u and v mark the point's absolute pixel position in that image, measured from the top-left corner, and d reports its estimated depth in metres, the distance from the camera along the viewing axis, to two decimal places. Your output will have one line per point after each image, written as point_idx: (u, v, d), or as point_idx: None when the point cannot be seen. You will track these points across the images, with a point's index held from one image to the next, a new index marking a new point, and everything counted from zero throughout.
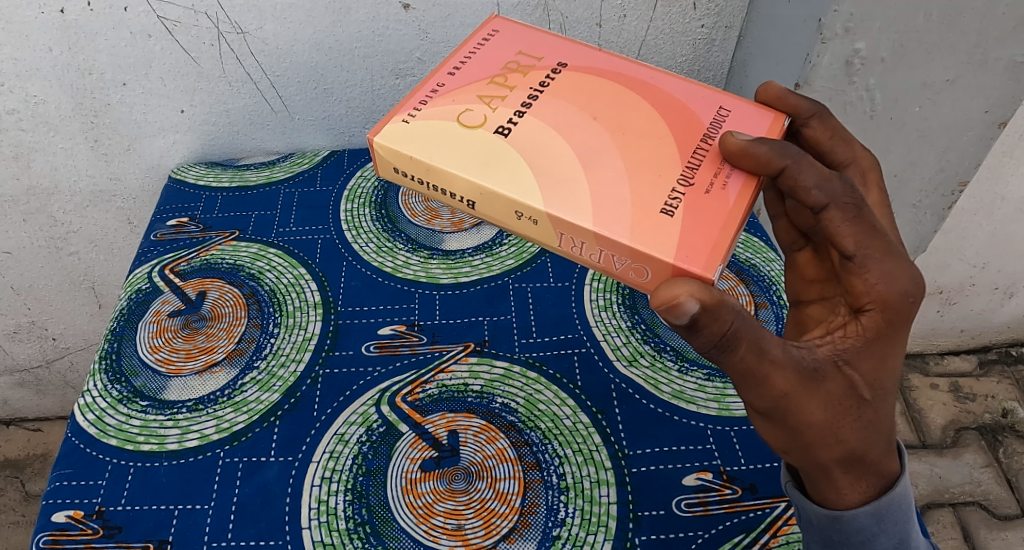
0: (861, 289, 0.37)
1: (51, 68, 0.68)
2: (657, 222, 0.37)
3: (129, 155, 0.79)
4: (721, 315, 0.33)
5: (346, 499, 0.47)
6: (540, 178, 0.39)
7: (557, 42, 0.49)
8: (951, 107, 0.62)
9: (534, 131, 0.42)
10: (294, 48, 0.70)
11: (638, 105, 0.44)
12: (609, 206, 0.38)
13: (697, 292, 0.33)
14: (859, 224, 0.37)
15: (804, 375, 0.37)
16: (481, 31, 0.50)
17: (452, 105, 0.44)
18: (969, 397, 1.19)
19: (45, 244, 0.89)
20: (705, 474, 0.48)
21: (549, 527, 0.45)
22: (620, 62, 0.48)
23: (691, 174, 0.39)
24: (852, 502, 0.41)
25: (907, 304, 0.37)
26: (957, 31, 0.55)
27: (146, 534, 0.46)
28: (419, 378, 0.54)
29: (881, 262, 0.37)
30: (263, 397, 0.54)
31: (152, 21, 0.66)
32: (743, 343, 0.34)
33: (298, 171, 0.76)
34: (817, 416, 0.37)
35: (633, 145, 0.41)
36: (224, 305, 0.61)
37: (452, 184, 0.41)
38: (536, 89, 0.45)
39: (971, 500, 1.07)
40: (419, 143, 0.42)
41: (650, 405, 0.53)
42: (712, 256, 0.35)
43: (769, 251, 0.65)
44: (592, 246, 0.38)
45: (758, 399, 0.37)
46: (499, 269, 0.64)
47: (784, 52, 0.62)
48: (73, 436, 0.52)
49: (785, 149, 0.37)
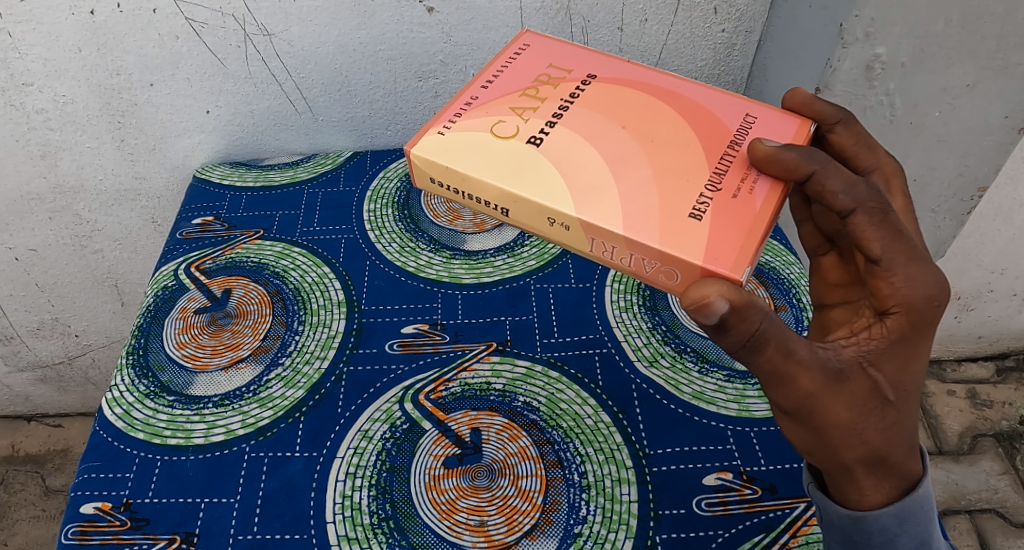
0: (886, 292, 0.38)
1: (79, 68, 0.70)
2: (686, 226, 0.37)
3: (154, 154, 0.80)
4: (750, 316, 0.34)
5: (370, 494, 0.48)
6: (570, 185, 0.40)
7: (585, 54, 0.50)
8: (970, 112, 0.62)
9: (565, 141, 0.42)
10: (319, 50, 0.71)
11: (666, 113, 0.44)
12: (639, 212, 0.38)
13: (726, 292, 0.33)
14: (885, 227, 0.37)
15: (829, 377, 0.37)
16: (511, 46, 0.51)
17: (485, 117, 0.45)
18: (986, 403, 1.19)
19: (70, 242, 0.90)
20: (724, 474, 0.48)
21: (570, 524, 0.46)
22: (647, 72, 0.48)
23: (719, 179, 0.40)
24: (874, 503, 0.41)
25: (932, 308, 0.37)
26: (978, 36, 0.55)
27: (172, 526, 0.47)
28: (442, 376, 0.55)
29: (906, 266, 0.37)
30: (287, 393, 0.54)
31: (180, 23, 0.67)
32: (770, 344, 0.35)
33: (321, 172, 0.77)
34: (842, 416, 0.38)
35: (661, 152, 0.41)
36: (250, 302, 0.61)
37: (484, 191, 0.42)
38: (567, 100, 0.45)
39: (987, 507, 1.07)
40: (452, 152, 0.43)
41: (670, 404, 0.53)
42: (741, 258, 0.36)
43: (790, 254, 0.65)
44: (623, 250, 0.39)
45: (784, 399, 0.37)
46: (521, 269, 0.64)
47: (805, 56, 0.62)
48: (102, 429, 0.53)
49: (811, 155, 0.38)
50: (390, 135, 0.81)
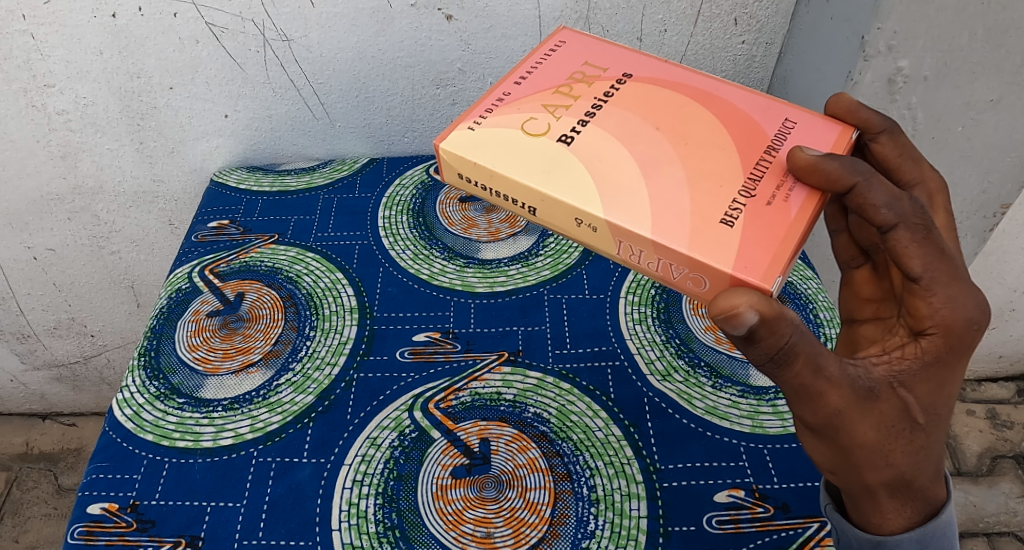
0: (925, 312, 0.37)
1: (101, 71, 0.71)
2: (718, 232, 0.37)
3: (172, 157, 0.81)
4: (780, 329, 0.33)
5: (377, 503, 0.47)
6: (600, 187, 0.40)
7: (621, 53, 0.49)
8: (995, 128, 0.61)
9: (598, 140, 0.42)
10: (338, 57, 0.71)
11: (703, 116, 0.43)
12: (670, 215, 0.38)
13: (756, 302, 0.32)
14: (928, 245, 0.36)
15: (859, 394, 0.36)
16: (548, 42, 0.51)
17: (517, 113, 0.45)
18: (1006, 424, 1.16)
19: (87, 242, 0.91)
20: (736, 491, 0.47)
21: (578, 539, 0.45)
22: (683, 72, 0.48)
23: (753, 185, 0.39)
24: (895, 527, 0.40)
25: (971, 332, 0.36)
26: (1003, 51, 0.54)
27: (178, 529, 0.47)
28: (453, 385, 0.54)
29: (947, 286, 0.36)
30: (297, 398, 0.54)
31: (200, 27, 0.68)
32: (800, 357, 0.34)
33: (337, 178, 0.77)
34: (869, 436, 0.37)
35: (696, 156, 0.41)
36: (262, 307, 0.62)
37: (514, 189, 0.41)
38: (601, 99, 0.45)
39: (1006, 531, 1.04)
40: (482, 149, 0.43)
41: (682, 419, 0.52)
42: (773, 267, 0.35)
43: (807, 270, 0.64)
44: (650, 254, 0.38)
45: (810, 414, 0.36)
46: (535, 279, 0.64)
47: (826, 69, 0.62)
48: (112, 430, 0.53)
49: (855, 166, 0.36)
50: (407, 142, 0.81)
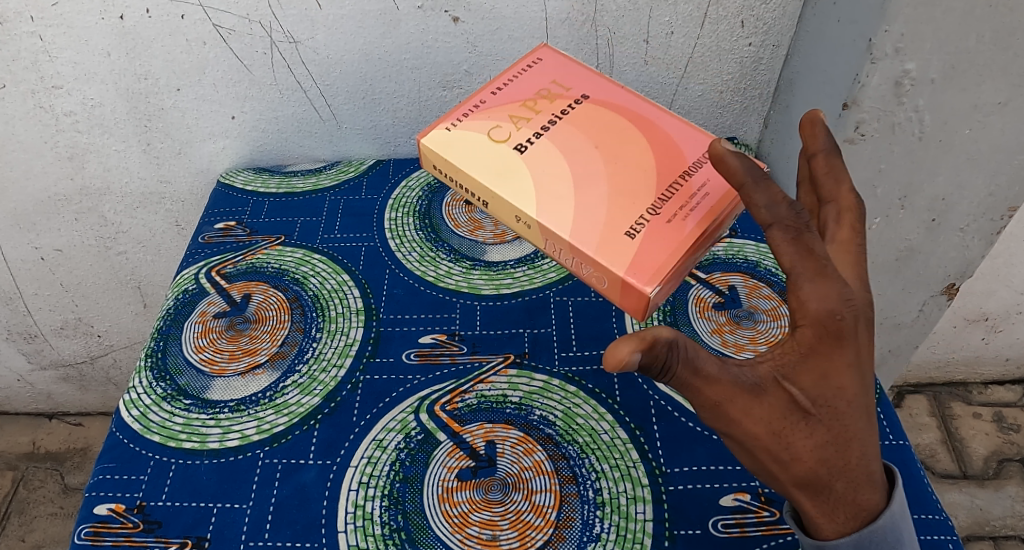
0: (794, 308, 0.37)
1: (108, 72, 0.71)
2: (620, 242, 0.41)
3: (179, 158, 0.81)
4: (656, 355, 0.33)
5: (382, 505, 0.47)
6: (537, 191, 0.44)
7: (591, 74, 0.52)
8: (1002, 130, 0.61)
9: (546, 152, 0.46)
10: (345, 58, 0.71)
11: (639, 139, 0.47)
12: (585, 225, 0.42)
13: (633, 347, 0.33)
14: (795, 245, 0.36)
15: (746, 391, 0.36)
16: (528, 57, 0.53)
17: (486, 120, 0.48)
18: (1013, 428, 1.15)
19: (94, 243, 0.91)
20: (742, 495, 0.47)
21: (584, 542, 0.45)
22: (637, 98, 0.50)
23: (660, 204, 0.42)
24: (832, 532, 0.38)
25: (835, 323, 0.36)
26: (1011, 53, 0.54)
27: (184, 530, 0.47)
28: (459, 387, 0.54)
29: (813, 281, 0.36)
30: (303, 400, 0.54)
31: (208, 29, 0.68)
32: (678, 364, 0.34)
33: (343, 180, 0.78)
34: (764, 433, 0.36)
35: (621, 174, 0.44)
36: (268, 308, 0.62)
37: (469, 184, 0.45)
38: (558, 115, 0.48)
39: (1012, 534, 1.04)
40: (449, 146, 0.46)
41: (688, 423, 0.52)
42: (658, 277, 0.39)
43: None
44: (567, 253, 0.43)
45: (704, 414, 0.37)
46: (541, 282, 0.64)
47: (833, 71, 0.62)
48: (118, 431, 0.54)
49: (750, 168, 0.37)
50: (413, 143, 0.81)
